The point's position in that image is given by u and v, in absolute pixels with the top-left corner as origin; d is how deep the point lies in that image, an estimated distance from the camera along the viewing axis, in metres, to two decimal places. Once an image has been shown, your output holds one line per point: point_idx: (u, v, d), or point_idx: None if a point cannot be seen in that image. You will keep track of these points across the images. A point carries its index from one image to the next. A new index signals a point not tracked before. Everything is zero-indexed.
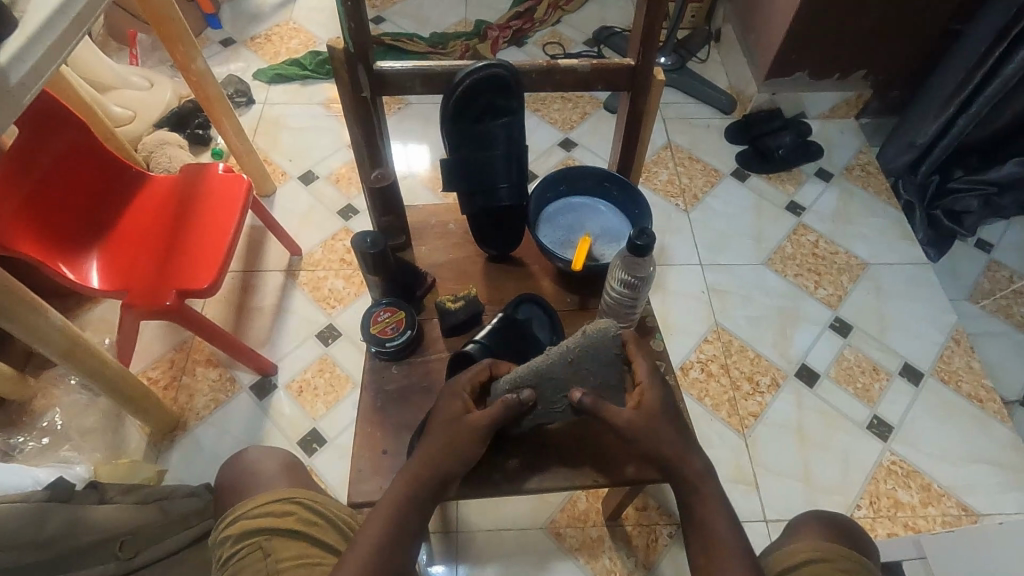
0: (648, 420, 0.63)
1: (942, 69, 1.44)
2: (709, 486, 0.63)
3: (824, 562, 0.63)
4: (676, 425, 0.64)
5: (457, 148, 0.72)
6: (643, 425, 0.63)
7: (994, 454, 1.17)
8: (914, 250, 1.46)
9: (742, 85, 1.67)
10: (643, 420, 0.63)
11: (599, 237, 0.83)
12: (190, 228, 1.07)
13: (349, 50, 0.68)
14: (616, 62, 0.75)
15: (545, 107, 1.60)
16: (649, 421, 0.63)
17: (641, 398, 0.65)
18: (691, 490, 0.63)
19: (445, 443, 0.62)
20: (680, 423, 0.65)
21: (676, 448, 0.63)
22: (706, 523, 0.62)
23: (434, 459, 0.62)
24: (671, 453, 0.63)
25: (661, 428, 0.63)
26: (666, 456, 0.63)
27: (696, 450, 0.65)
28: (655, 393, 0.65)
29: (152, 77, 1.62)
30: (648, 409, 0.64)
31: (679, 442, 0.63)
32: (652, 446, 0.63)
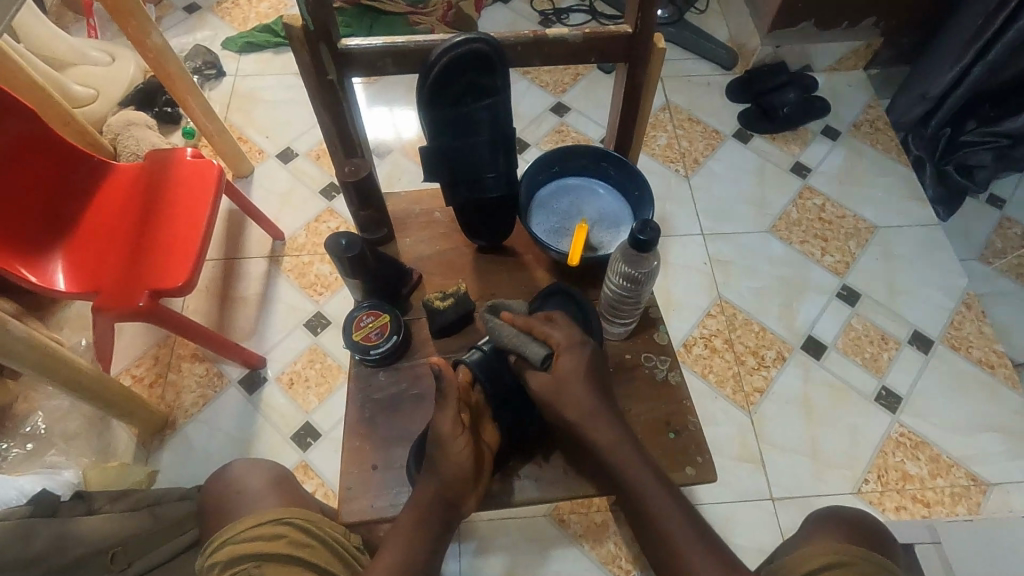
0: (557, 386, 0.62)
1: (960, 11, 1.33)
2: (626, 453, 0.63)
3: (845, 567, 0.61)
4: (592, 381, 0.63)
5: (437, 135, 0.65)
6: (557, 394, 0.61)
7: (1004, 422, 1.15)
8: (925, 210, 1.39)
9: (744, 37, 1.57)
10: (560, 389, 0.62)
11: (597, 223, 0.77)
12: (159, 221, 1.00)
13: (309, 28, 0.61)
14: (611, 28, 0.67)
15: (535, 69, 1.50)
16: (558, 385, 0.62)
17: (557, 362, 0.62)
18: (618, 468, 0.63)
19: (448, 465, 0.60)
20: (597, 381, 0.64)
21: (581, 419, 0.62)
22: (636, 495, 0.62)
23: (433, 484, 0.61)
24: (583, 430, 0.63)
25: (569, 398, 0.62)
26: (599, 441, 0.63)
27: (609, 408, 0.64)
28: (572, 355, 0.63)
29: (112, 50, 1.51)
30: (563, 375, 0.62)
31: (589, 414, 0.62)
32: (563, 416, 0.62)
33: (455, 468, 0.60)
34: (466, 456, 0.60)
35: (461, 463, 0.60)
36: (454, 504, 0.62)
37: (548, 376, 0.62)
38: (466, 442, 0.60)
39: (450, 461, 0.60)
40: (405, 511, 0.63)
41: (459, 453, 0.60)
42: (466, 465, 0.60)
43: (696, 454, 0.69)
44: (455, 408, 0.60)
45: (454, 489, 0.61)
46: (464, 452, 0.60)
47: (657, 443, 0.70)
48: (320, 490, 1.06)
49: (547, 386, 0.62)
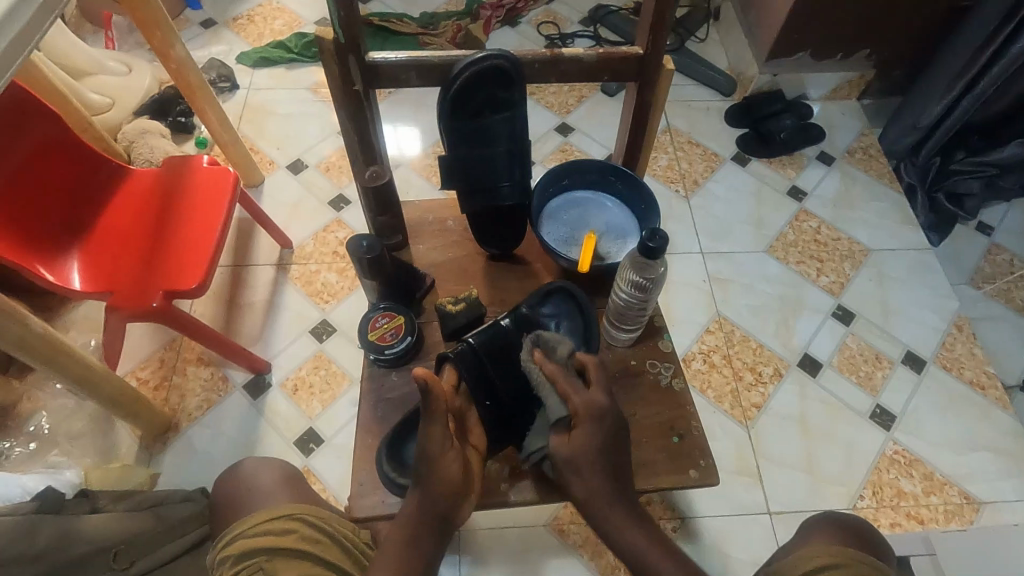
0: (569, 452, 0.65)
1: (949, 45, 1.40)
2: (628, 533, 0.64)
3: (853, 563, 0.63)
4: (606, 464, 0.65)
5: (455, 144, 0.68)
6: (570, 457, 0.65)
7: (995, 441, 1.17)
8: (917, 234, 1.44)
9: (742, 65, 1.63)
10: (571, 459, 0.65)
11: (605, 234, 0.80)
12: (175, 225, 1.03)
13: (339, 40, 0.64)
14: (623, 50, 0.71)
15: (541, 90, 1.54)
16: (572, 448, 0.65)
17: (574, 429, 0.66)
18: (618, 544, 0.65)
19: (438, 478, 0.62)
20: (611, 457, 0.66)
21: (590, 496, 0.65)
22: (635, 568, 0.64)
23: (423, 498, 0.62)
24: (590, 509, 0.65)
25: (581, 475, 0.65)
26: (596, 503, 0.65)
27: (624, 497, 0.66)
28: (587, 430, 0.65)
29: (129, 61, 1.55)
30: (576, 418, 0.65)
31: (597, 493, 0.65)
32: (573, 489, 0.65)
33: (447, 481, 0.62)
34: (457, 470, 0.62)
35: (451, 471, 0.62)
36: (446, 519, 0.63)
37: (565, 437, 0.66)
38: (451, 459, 0.62)
39: (441, 474, 0.62)
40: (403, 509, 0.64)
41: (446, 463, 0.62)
42: (456, 474, 0.62)
43: (699, 458, 0.71)
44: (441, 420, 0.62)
45: (442, 502, 0.62)
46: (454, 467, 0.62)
47: (660, 446, 0.72)
48: (322, 495, 1.07)
49: (561, 450, 0.66)
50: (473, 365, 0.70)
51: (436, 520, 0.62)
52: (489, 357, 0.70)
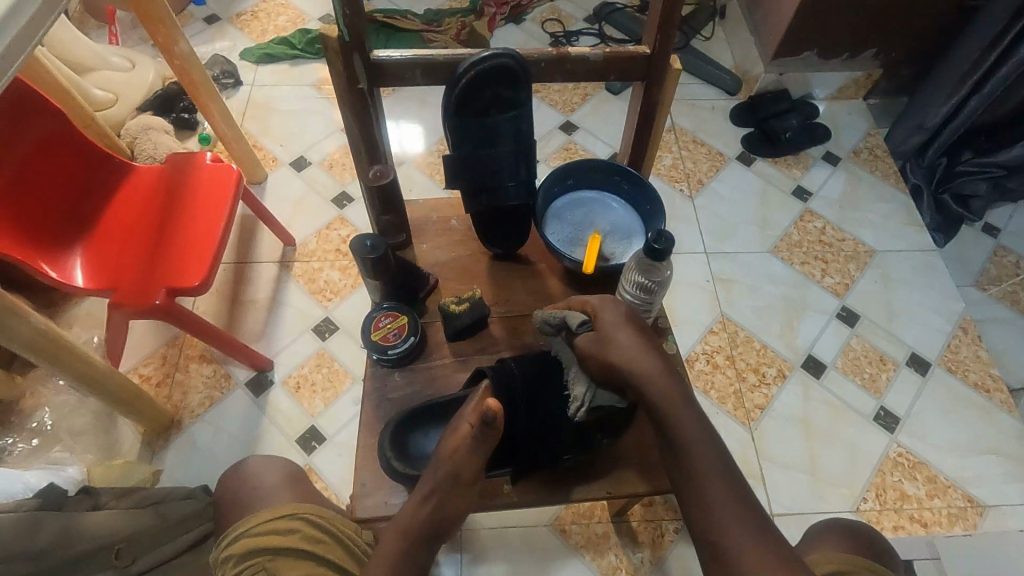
0: (595, 332, 0.67)
1: (957, 44, 1.39)
2: (674, 396, 0.63)
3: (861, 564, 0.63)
4: (636, 330, 0.67)
5: (460, 143, 0.68)
6: (598, 338, 0.66)
7: (999, 445, 1.17)
8: (923, 236, 1.43)
9: (748, 64, 1.61)
10: (603, 337, 0.66)
11: (610, 235, 0.79)
12: (177, 222, 1.02)
13: (344, 38, 0.64)
14: (630, 50, 0.71)
15: (545, 88, 1.54)
16: (596, 330, 0.67)
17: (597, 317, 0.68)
18: (665, 411, 0.62)
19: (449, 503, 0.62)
20: (641, 330, 0.67)
21: (633, 358, 0.64)
22: (687, 442, 0.60)
23: (425, 514, 0.61)
24: (632, 372, 0.63)
25: (618, 341, 0.65)
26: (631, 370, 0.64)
27: (664, 367, 0.65)
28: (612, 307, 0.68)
29: (132, 56, 1.54)
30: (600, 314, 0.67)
31: (638, 351, 0.64)
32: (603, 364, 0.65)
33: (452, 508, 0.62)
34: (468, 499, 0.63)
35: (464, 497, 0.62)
36: (442, 536, 0.63)
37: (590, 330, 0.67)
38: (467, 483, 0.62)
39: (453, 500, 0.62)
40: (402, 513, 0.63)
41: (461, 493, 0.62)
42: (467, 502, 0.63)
43: None
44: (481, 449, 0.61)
45: (446, 522, 0.62)
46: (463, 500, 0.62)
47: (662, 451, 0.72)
48: (324, 493, 1.07)
49: (586, 338, 0.67)
50: (506, 388, 0.67)
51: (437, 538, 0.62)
52: (524, 387, 0.68)
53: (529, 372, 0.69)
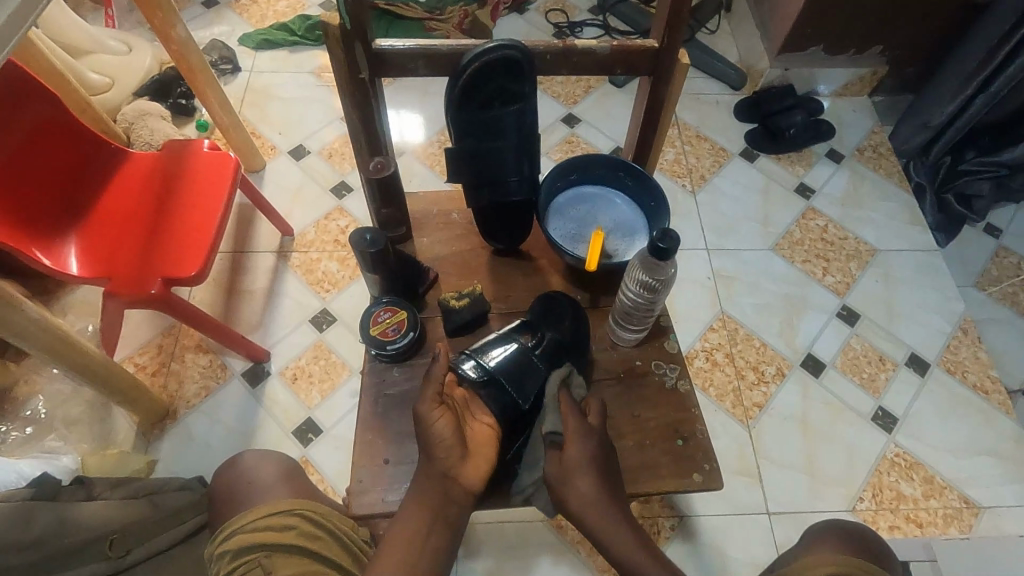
0: (561, 472, 0.64)
1: (966, 41, 1.37)
2: (626, 540, 0.64)
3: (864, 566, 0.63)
4: (600, 472, 0.64)
5: (463, 136, 0.67)
6: (562, 480, 0.63)
7: (996, 446, 1.17)
8: (925, 235, 1.42)
9: (753, 59, 1.60)
10: (566, 480, 0.63)
11: (613, 232, 0.78)
12: (174, 211, 1.01)
13: (346, 27, 0.62)
14: (638, 43, 0.69)
15: (547, 80, 1.52)
16: (563, 471, 0.64)
17: (565, 451, 0.64)
18: (618, 553, 0.64)
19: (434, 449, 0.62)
20: (607, 472, 0.65)
21: (586, 507, 0.63)
22: None
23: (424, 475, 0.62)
24: (587, 517, 0.63)
25: (575, 487, 0.63)
26: (587, 514, 0.64)
27: (619, 506, 0.65)
28: (582, 445, 0.64)
29: (129, 40, 1.51)
30: (568, 465, 0.63)
31: (593, 503, 0.63)
32: (566, 503, 0.64)
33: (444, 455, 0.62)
34: (451, 430, 0.62)
35: (446, 432, 0.62)
36: (452, 480, 0.62)
37: (557, 462, 0.64)
38: (440, 420, 0.62)
39: (437, 437, 0.61)
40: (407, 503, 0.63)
41: (443, 431, 0.61)
42: (451, 441, 0.62)
43: (703, 462, 0.70)
44: (432, 396, 0.63)
45: (447, 461, 0.62)
46: (450, 443, 0.62)
47: (664, 449, 0.71)
48: (320, 485, 1.06)
49: (554, 470, 0.64)
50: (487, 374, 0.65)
51: (445, 482, 0.62)
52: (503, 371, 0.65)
53: (512, 360, 0.65)
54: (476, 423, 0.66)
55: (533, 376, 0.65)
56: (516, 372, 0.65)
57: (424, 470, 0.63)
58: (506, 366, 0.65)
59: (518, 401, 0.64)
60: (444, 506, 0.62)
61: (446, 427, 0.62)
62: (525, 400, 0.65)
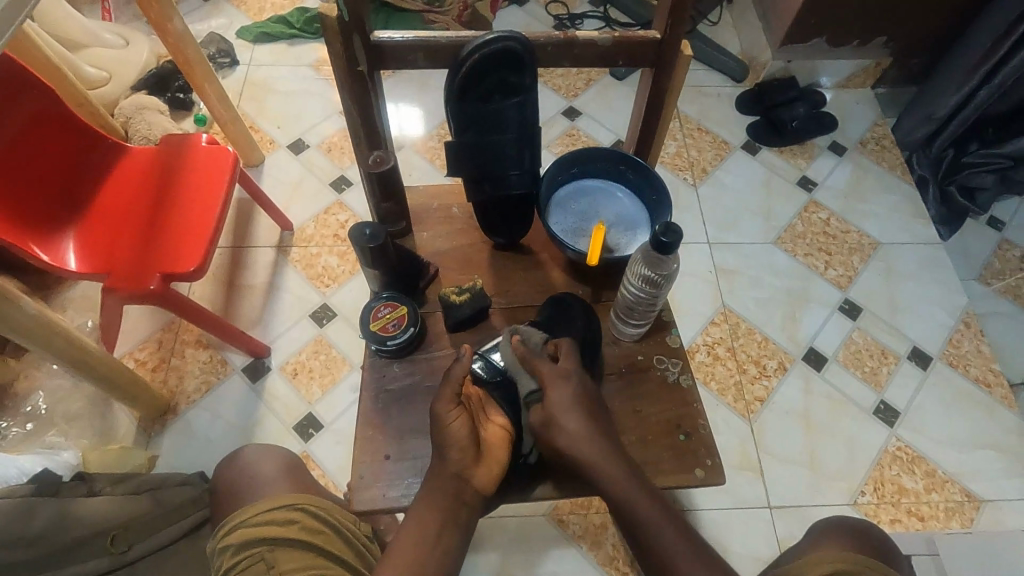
0: (547, 417, 0.64)
1: (971, 31, 1.36)
2: (620, 478, 0.63)
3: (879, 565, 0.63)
4: (587, 412, 0.65)
5: (464, 130, 0.66)
6: (547, 424, 0.64)
7: (998, 440, 1.16)
8: (927, 229, 1.41)
9: (755, 51, 1.58)
10: (552, 423, 0.64)
11: (615, 225, 0.78)
12: (172, 206, 1.00)
13: (344, 19, 0.61)
14: (640, 34, 0.68)
15: (548, 72, 1.51)
16: (548, 417, 0.64)
17: (547, 395, 0.65)
18: (616, 494, 0.63)
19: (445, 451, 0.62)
20: (592, 412, 0.65)
21: (584, 442, 0.63)
22: (637, 521, 0.63)
23: (436, 477, 0.63)
24: (582, 461, 0.63)
25: (571, 422, 0.64)
26: (580, 457, 0.63)
27: (610, 447, 0.65)
28: (564, 388, 0.65)
29: (126, 33, 1.50)
30: (552, 406, 0.64)
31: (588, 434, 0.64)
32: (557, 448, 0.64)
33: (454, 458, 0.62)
34: (466, 430, 0.62)
35: (461, 431, 0.62)
36: (466, 481, 0.62)
37: (540, 408, 0.65)
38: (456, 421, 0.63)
39: (452, 438, 0.62)
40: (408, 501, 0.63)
41: (458, 431, 0.62)
42: (466, 439, 0.62)
43: (706, 457, 0.70)
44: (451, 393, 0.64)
45: (459, 462, 0.62)
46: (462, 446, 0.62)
47: (666, 444, 0.70)
48: (321, 481, 1.06)
49: (537, 416, 0.65)
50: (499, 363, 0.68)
51: (458, 482, 0.62)
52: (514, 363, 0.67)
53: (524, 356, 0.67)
54: (489, 425, 0.67)
55: (543, 379, 0.67)
56: (529, 368, 0.67)
57: (437, 470, 0.63)
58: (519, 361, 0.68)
59: (529, 398, 0.65)
60: (447, 504, 0.61)
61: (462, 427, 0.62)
62: (535, 398, 0.66)
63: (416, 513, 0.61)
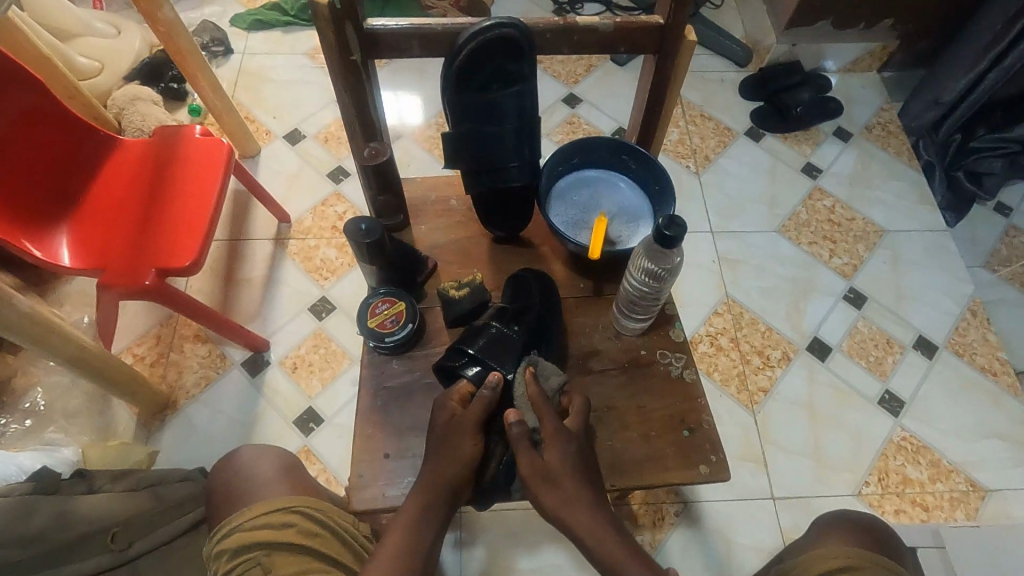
0: (542, 476, 0.61)
1: (981, 13, 1.32)
2: (609, 547, 0.60)
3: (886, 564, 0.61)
4: (581, 476, 0.62)
5: (461, 121, 0.64)
6: (542, 480, 0.61)
7: (1005, 429, 1.15)
8: (934, 215, 1.39)
9: (759, 35, 1.55)
10: (546, 477, 0.61)
11: (616, 217, 0.76)
12: (166, 200, 0.99)
13: (336, 6, 0.59)
14: (642, 19, 0.66)
15: (548, 59, 1.48)
16: (544, 475, 0.61)
17: (547, 451, 0.62)
18: (602, 559, 0.60)
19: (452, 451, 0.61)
20: (587, 472, 0.62)
21: (569, 512, 0.61)
22: None
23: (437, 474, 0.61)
24: (567, 521, 0.61)
25: (558, 493, 0.61)
26: (566, 516, 0.61)
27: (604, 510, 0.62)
28: (562, 448, 0.62)
29: (118, 23, 1.47)
30: (549, 466, 0.61)
31: (572, 506, 0.61)
32: (545, 505, 0.61)
33: (462, 456, 0.61)
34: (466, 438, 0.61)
35: (466, 422, 0.62)
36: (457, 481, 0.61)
37: (538, 461, 0.61)
38: (457, 416, 0.62)
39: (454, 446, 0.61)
40: (410, 498, 0.62)
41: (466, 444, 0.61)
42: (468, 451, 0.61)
43: (711, 453, 0.68)
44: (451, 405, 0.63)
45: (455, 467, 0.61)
46: (473, 445, 0.62)
47: (670, 440, 0.69)
48: (322, 475, 1.06)
49: (531, 471, 0.61)
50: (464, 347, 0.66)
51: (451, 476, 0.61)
52: (487, 347, 0.65)
53: (500, 341, 0.65)
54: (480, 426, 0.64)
55: (514, 349, 0.65)
56: (499, 348, 0.65)
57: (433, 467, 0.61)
58: (490, 344, 0.65)
59: (501, 372, 0.64)
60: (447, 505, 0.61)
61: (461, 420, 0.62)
62: (508, 370, 0.64)
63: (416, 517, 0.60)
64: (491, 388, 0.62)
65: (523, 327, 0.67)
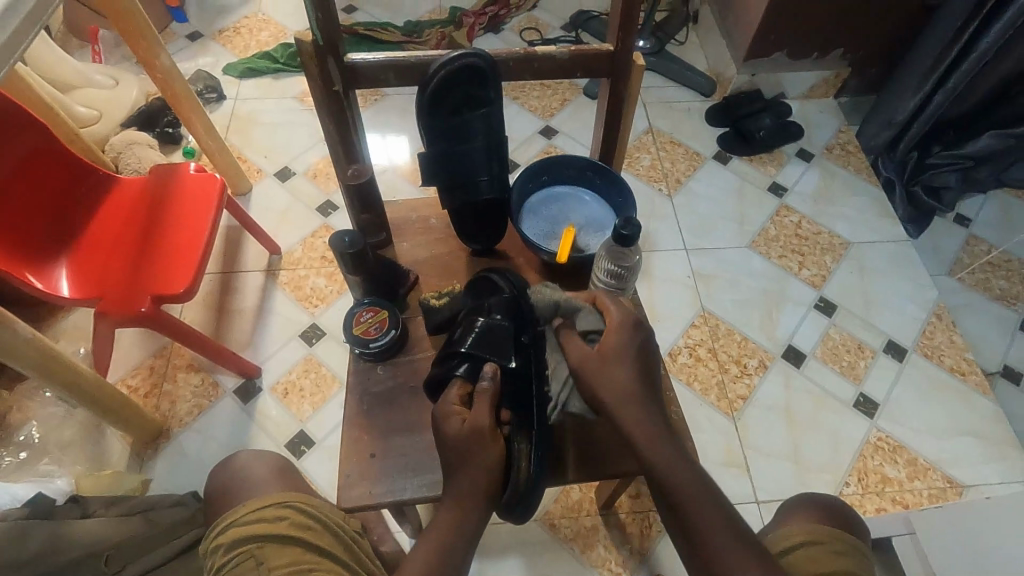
0: (599, 355, 0.65)
1: (921, 39, 1.43)
2: (645, 420, 0.62)
3: (834, 539, 0.64)
4: (635, 363, 0.64)
5: (434, 141, 0.70)
6: (598, 364, 0.64)
7: (977, 427, 1.19)
8: (895, 227, 1.47)
9: (721, 67, 1.66)
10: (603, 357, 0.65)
11: (584, 228, 0.82)
12: (162, 232, 1.04)
13: (318, 43, 0.66)
14: (595, 47, 0.73)
15: (524, 94, 1.57)
16: (602, 353, 0.65)
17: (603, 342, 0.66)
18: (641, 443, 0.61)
19: (477, 461, 0.60)
20: (642, 360, 0.65)
21: (616, 396, 0.63)
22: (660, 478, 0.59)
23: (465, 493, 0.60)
24: (612, 403, 0.63)
25: (610, 375, 0.64)
26: (616, 399, 0.63)
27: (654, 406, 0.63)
28: (620, 335, 0.66)
29: (116, 74, 1.56)
30: (607, 350, 0.65)
31: (625, 390, 0.63)
32: (601, 388, 0.64)
33: (493, 459, 0.61)
34: (490, 443, 0.61)
35: (480, 423, 0.62)
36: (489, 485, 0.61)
37: (592, 350, 0.66)
38: (467, 420, 0.62)
39: (476, 452, 0.61)
40: (437, 520, 0.60)
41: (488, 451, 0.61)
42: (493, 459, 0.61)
43: (679, 442, 0.73)
44: (454, 413, 0.63)
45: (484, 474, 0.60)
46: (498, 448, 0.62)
47: None
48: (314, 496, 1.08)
49: (587, 355, 0.65)
50: (451, 353, 0.68)
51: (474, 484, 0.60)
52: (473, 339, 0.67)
53: (488, 333, 0.68)
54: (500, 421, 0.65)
55: (503, 335, 0.68)
56: (485, 339, 0.67)
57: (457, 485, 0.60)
58: (476, 337, 0.68)
59: (499, 363, 0.66)
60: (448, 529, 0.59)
61: (471, 421, 0.62)
62: (506, 359, 0.66)
63: (434, 537, 0.59)
64: (489, 378, 0.64)
65: (509, 316, 0.70)
